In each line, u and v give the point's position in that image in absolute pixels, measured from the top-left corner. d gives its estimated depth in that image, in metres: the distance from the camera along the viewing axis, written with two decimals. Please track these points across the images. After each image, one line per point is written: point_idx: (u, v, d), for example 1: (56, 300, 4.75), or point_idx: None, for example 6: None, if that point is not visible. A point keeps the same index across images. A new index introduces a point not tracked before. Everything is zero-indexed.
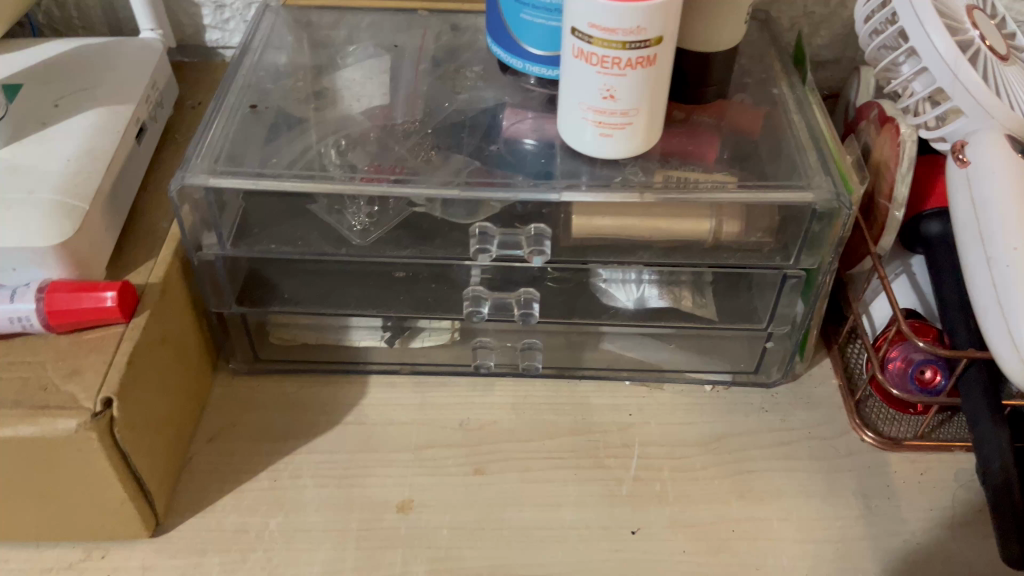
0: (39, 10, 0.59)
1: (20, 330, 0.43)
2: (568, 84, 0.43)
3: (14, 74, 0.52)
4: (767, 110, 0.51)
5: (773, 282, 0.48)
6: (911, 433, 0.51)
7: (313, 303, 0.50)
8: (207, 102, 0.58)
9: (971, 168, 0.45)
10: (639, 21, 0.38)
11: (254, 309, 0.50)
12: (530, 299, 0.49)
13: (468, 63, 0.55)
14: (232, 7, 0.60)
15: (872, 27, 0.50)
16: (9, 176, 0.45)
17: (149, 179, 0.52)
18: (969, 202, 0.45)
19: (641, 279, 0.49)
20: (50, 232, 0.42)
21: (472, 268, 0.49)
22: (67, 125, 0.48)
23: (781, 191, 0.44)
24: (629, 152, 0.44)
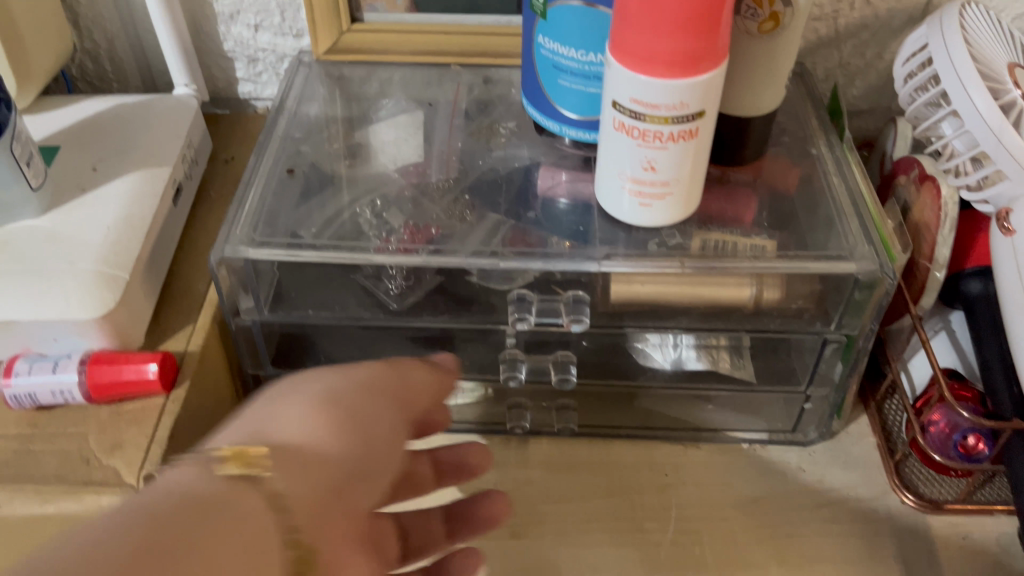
0: (73, 63, 0.60)
1: (62, 402, 0.43)
2: (608, 154, 0.43)
3: (54, 135, 0.52)
4: (806, 170, 0.51)
5: (815, 346, 0.48)
6: (953, 496, 0.50)
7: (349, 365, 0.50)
8: (240, 156, 0.59)
9: (1016, 237, 0.45)
10: (683, 98, 0.38)
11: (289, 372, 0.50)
12: (568, 363, 0.48)
13: (501, 118, 0.56)
14: (265, 61, 0.60)
15: (913, 88, 0.49)
16: (49, 245, 0.45)
17: (185, 239, 0.52)
18: (1014, 272, 0.44)
19: (679, 343, 0.49)
20: (90, 305, 0.42)
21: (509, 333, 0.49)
22: (107, 190, 0.48)
23: (823, 260, 0.44)
24: (668, 220, 0.44)
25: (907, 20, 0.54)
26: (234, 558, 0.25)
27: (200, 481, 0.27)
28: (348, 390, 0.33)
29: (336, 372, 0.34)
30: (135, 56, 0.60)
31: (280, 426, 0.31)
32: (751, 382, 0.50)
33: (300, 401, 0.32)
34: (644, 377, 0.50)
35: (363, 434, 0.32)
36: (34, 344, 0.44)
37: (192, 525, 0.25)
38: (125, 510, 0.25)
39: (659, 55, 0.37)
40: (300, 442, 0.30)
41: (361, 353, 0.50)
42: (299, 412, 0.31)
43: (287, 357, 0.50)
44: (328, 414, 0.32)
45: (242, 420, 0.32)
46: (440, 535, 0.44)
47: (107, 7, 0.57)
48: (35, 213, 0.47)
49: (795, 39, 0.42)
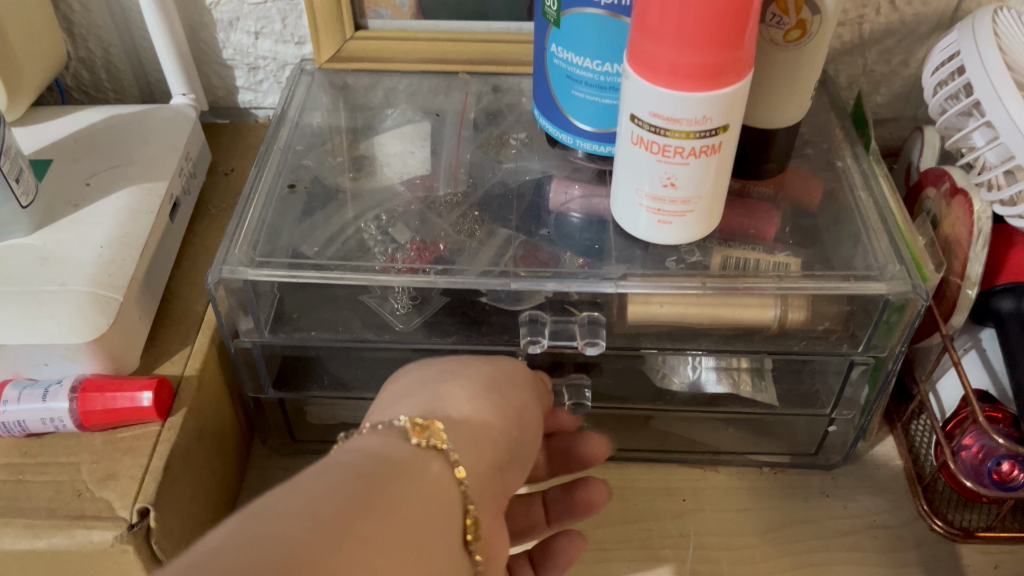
0: (67, 73, 0.58)
1: (53, 430, 0.41)
2: (624, 170, 0.41)
3: (48, 149, 0.51)
4: (830, 183, 0.49)
5: (842, 368, 0.45)
6: (987, 523, 0.48)
7: (352, 387, 0.48)
8: (240, 168, 0.57)
9: None
10: (705, 111, 0.36)
11: (290, 395, 0.48)
12: (581, 387, 0.46)
13: (511, 128, 0.54)
14: (265, 69, 0.58)
15: (943, 98, 0.47)
16: (40, 265, 0.43)
17: (182, 256, 0.50)
18: None
19: (699, 365, 0.46)
20: (82, 328, 0.41)
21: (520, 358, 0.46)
22: (101, 207, 0.47)
23: (851, 281, 0.42)
24: (688, 238, 0.42)
25: (934, 26, 0.53)
26: (434, 510, 0.28)
27: (386, 446, 0.30)
28: (491, 381, 0.37)
29: (478, 366, 0.38)
30: (132, 65, 0.58)
31: (447, 404, 0.34)
32: (773, 405, 0.48)
33: (457, 383, 0.36)
34: (664, 401, 0.49)
35: (515, 418, 0.36)
36: (25, 368, 0.42)
37: (402, 480, 0.27)
38: (338, 463, 0.27)
39: (683, 67, 0.35)
40: (459, 419, 0.34)
41: (366, 375, 0.48)
42: (456, 392, 0.35)
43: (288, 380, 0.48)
44: (484, 396, 0.35)
45: (397, 400, 0.35)
46: (540, 521, 0.46)
47: (103, 15, 0.55)
48: (25, 231, 0.45)
49: (823, 47, 0.41)
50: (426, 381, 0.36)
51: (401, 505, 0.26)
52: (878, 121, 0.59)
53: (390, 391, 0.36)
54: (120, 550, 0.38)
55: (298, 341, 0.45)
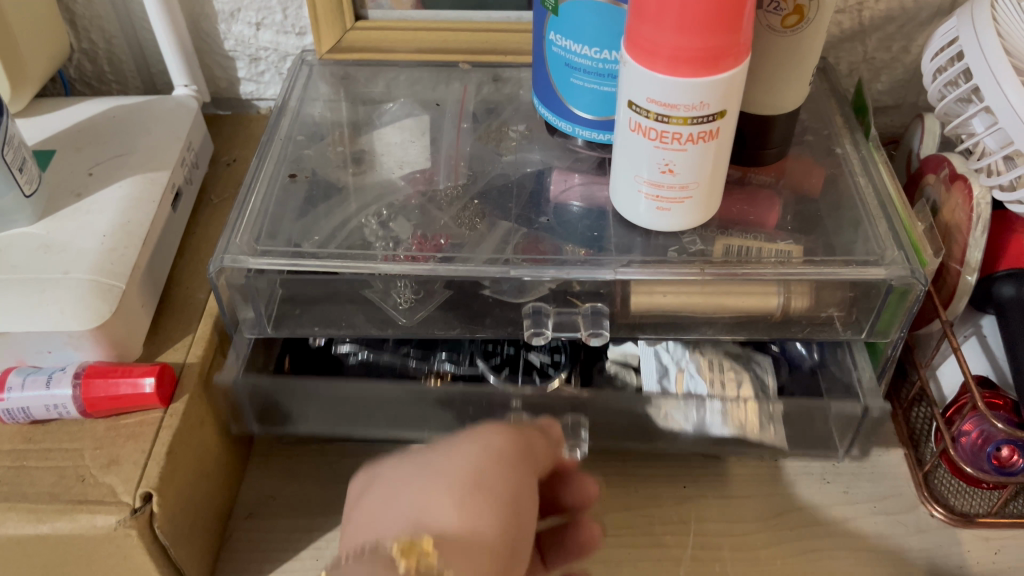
0: (70, 64, 0.58)
1: (57, 416, 0.42)
2: (623, 157, 0.41)
3: (50, 139, 0.51)
4: (831, 170, 0.49)
5: (852, 415, 0.46)
6: (984, 510, 0.48)
7: (346, 424, 0.48)
8: (243, 159, 0.57)
9: None
10: (702, 97, 0.36)
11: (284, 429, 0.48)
12: (579, 424, 0.47)
13: (510, 119, 0.54)
14: (267, 60, 0.59)
15: (943, 83, 0.47)
16: (44, 254, 0.44)
17: (184, 247, 0.51)
18: None
19: (703, 409, 0.46)
20: (85, 316, 0.41)
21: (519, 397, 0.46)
22: (104, 197, 0.47)
23: (852, 267, 0.42)
24: (687, 225, 0.42)
25: (935, 13, 0.53)
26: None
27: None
28: (472, 455, 0.33)
29: (460, 441, 0.34)
30: (134, 56, 0.58)
31: (430, 502, 0.31)
32: (782, 447, 0.48)
33: (435, 472, 0.32)
34: (664, 441, 0.48)
35: (515, 505, 0.31)
36: (29, 356, 0.43)
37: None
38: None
39: (683, 53, 0.35)
40: (442, 517, 0.30)
41: (359, 411, 0.48)
42: (435, 484, 0.31)
43: (273, 418, 0.48)
44: (475, 487, 0.31)
45: (382, 514, 0.32)
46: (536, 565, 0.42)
47: (105, 6, 0.55)
48: (28, 220, 0.45)
49: (820, 33, 0.41)
50: (406, 482, 0.32)
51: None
52: (879, 109, 0.59)
53: (376, 500, 0.33)
54: (123, 535, 0.38)
55: (297, 380, 0.46)
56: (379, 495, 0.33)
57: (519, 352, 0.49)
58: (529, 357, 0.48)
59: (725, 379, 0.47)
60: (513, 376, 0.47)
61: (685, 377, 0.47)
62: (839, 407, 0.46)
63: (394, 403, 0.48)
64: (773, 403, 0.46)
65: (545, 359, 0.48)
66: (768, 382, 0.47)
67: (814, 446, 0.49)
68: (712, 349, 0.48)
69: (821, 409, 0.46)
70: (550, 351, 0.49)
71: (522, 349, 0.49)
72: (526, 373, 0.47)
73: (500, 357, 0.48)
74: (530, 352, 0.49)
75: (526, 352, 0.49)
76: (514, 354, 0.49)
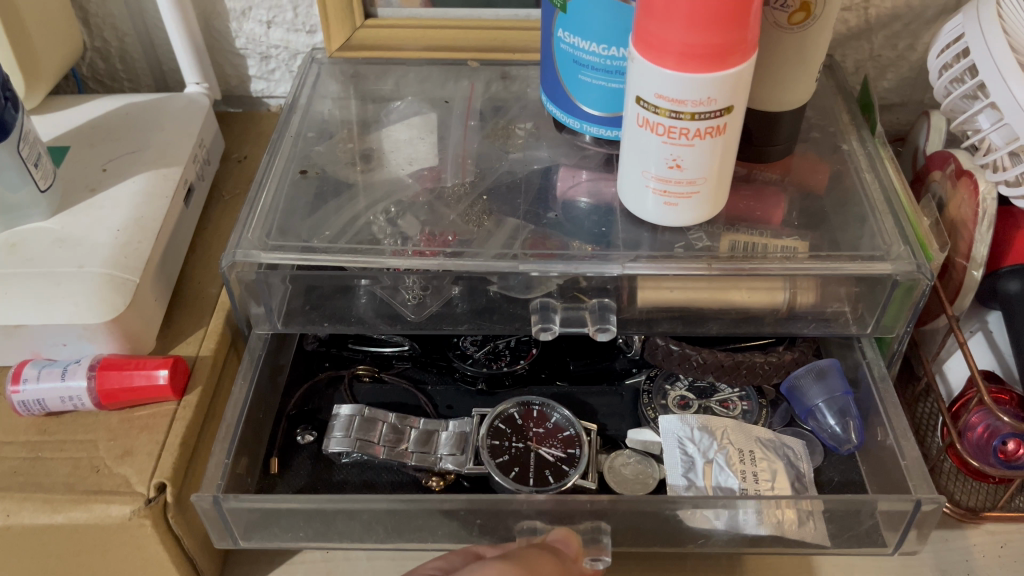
0: (83, 62, 0.59)
1: (72, 408, 0.42)
2: (630, 152, 0.41)
3: (63, 135, 0.52)
4: (837, 166, 0.49)
5: (902, 510, 0.39)
6: (989, 505, 0.47)
7: (329, 535, 0.42)
8: (253, 155, 0.58)
9: None
10: (709, 93, 0.36)
11: (263, 544, 0.42)
12: (598, 531, 0.40)
13: (518, 117, 0.54)
14: (278, 58, 0.59)
15: (949, 79, 0.47)
16: (59, 248, 0.44)
17: (196, 242, 0.51)
18: None
19: (735, 509, 0.39)
20: (100, 309, 0.41)
21: (524, 500, 0.40)
22: (118, 192, 0.48)
23: (859, 262, 0.42)
24: (695, 220, 0.43)
25: (940, 10, 0.53)
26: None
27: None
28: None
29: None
30: (146, 56, 0.59)
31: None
32: (823, 544, 0.41)
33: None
34: (695, 543, 0.41)
35: None
36: (44, 348, 0.43)
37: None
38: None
39: (698, 49, 0.35)
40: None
41: (347, 527, 0.42)
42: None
43: (253, 532, 0.42)
44: None
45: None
46: None
47: (118, 5, 0.56)
48: (43, 215, 0.46)
49: (828, 28, 0.41)
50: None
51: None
52: (885, 106, 0.59)
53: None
54: (138, 524, 0.39)
55: (271, 500, 0.40)
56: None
57: (528, 448, 0.45)
58: (543, 453, 0.44)
59: (758, 472, 0.43)
60: (527, 478, 0.43)
61: (715, 470, 0.44)
62: (888, 504, 0.39)
63: (386, 517, 0.41)
64: (811, 498, 0.39)
65: (558, 455, 0.44)
66: (803, 470, 0.44)
67: (865, 546, 0.41)
68: (741, 436, 0.45)
69: (869, 508, 0.39)
70: (564, 444, 0.45)
71: (533, 445, 0.45)
72: (541, 475, 0.43)
73: (512, 453, 0.44)
74: (545, 445, 0.45)
75: (535, 447, 0.45)
76: (526, 448, 0.45)
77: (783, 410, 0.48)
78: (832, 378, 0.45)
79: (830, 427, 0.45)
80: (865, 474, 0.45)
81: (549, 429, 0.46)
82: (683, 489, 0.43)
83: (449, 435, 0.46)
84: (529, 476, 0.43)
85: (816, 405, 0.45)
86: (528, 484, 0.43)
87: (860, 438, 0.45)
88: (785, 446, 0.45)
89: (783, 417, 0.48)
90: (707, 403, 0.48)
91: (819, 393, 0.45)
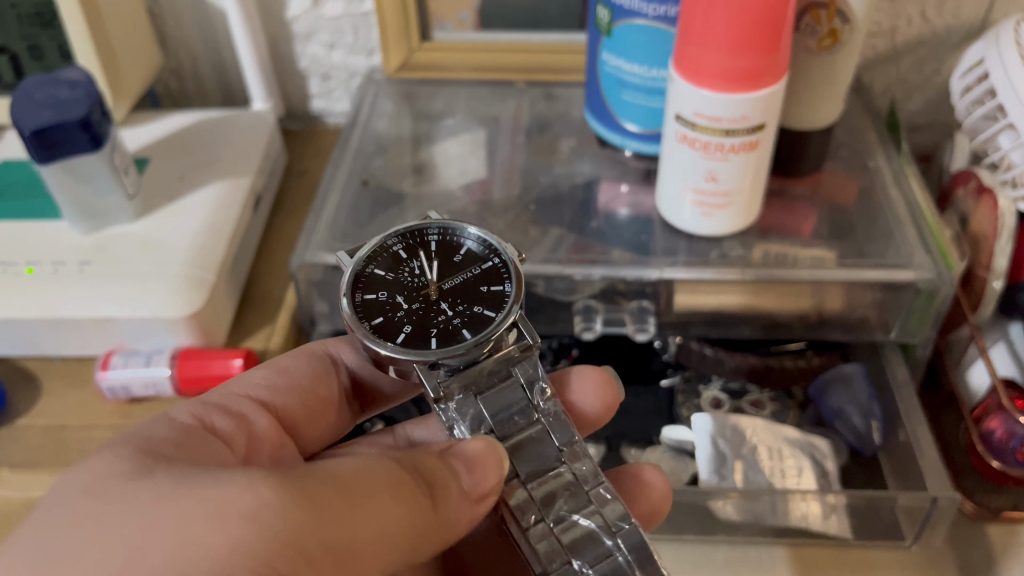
0: (159, 82, 0.64)
1: (154, 394, 0.47)
2: (670, 166, 0.44)
3: (143, 147, 0.56)
4: (864, 183, 0.52)
5: (920, 505, 0.41)
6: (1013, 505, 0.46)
7: None
8: (313, 169, 0.62)
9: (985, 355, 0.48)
10: (744, 110, 0.40)
11: None
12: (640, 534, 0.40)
13: (562, 134, 0.58)
14: (338, 79, 0.64)
15: (970, 99, 0.50)
16: (143, 249, 0.49)
17: (263, 247, 0.55)
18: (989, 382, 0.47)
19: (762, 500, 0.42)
20: (181, 305, 0.46)
21: None
22: (194, 199, 0.52)
23: (883, 270, 0.45)
24: (729, 229, 0.46)
25: (964, 36, 0.56)
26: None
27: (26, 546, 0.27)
28: (219, 496, 0.27)
29: (226, 506, 0.26)
30: (216, 76, 0.64)
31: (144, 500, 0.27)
32: (846, 537, 0.43)
33: (156, 502, 0.27)
34: (726, 532, 0.44)
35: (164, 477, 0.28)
36: (128, 340, 0.47)
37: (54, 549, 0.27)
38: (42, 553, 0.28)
39: (707, 69, 0.39)
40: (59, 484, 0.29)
41: None
42: (98, 467, 0.28)
43: None
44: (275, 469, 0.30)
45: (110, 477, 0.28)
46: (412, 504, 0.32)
47: (193, 30, 0.61)
48: (129, 219, 0.50)
49: (854, 53, 0.44)
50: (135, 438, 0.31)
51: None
52: (912, 128, 0.62)
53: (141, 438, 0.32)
54: None
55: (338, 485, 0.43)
56: (30, 521, 0.28)
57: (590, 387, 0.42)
58: (445, 281, 0.38)
59: (785, 468, 0.45)
60: (483, 317, 0.37)
61: (744, 466, 0.46)
62: (906, 500, 0.41)
63: None
64: (835, 493, 0.41)
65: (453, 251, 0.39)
66: (830, 468, 0.46)
67: (888, 539, 0.43)
68: (770, 435, 0.47)
69: (891, 503, 0.42)
70: (408, 245, 0.39)
71: (407, 299, 0.37)
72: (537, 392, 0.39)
73: (441, 314, 0.37)
74: (421, 275, 0.38)
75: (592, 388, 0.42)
76: (431, 301, 0.37)
77: (812, 411, 0.49)
78: (858, 384, 0.48)
79: (854, 426, 0.46)
80: (888, 474, 0.46)
81: (374, 267, 0.38)
82: (713, 482, 0.45)
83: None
84: (551, 411, 0.39)
85: (841, 407, 0.47)
86: (492, 310, 0.37)
87: (883, 439, 0.46)
88: (812, 445, 0.47)
89: (812, 418, 0.49)
90: (739, 403, 0.50)
91: (843, 397, 0.47)
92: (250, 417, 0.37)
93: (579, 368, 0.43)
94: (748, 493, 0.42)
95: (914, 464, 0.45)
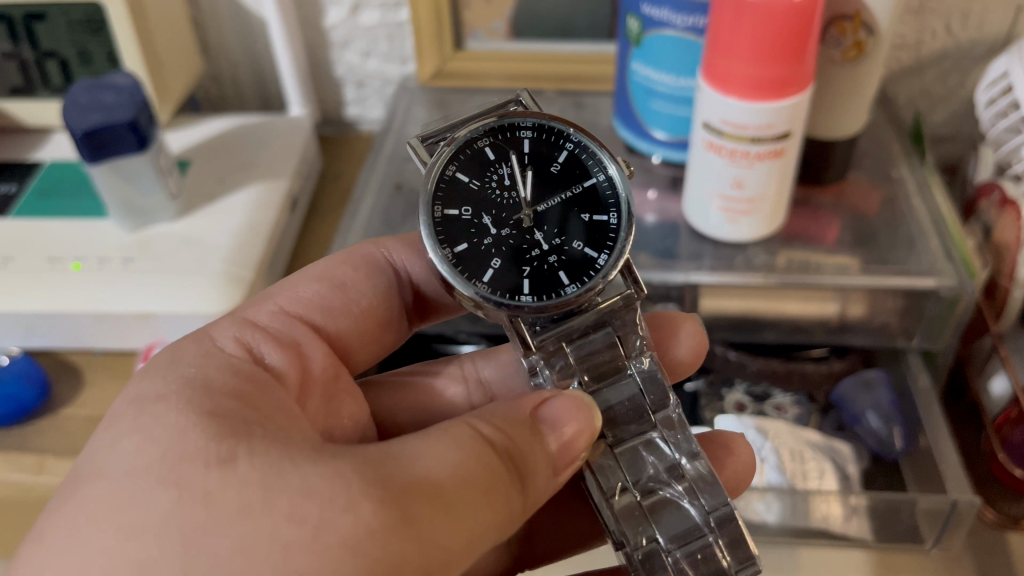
0: (199, 88, 0.66)
1: None
2: (698, 173, 0.46)
3: (187, 150, 0.58)
4: (888, 192, 0.53)
5: (939, 508, 0.42)
6: None
7: None
8: (346, 173, 0.64)
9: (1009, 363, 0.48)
10: (769, 118, 0.41)
11: None
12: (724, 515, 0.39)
13: None
14: (372, 86, 0.65)
15: (995, 112, 0.51)
16: (184, 247, 0.50)
17: (297, 249, 0.57)
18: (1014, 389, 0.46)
19: (782, 500, 0.43)
20: (219, 300, 0.47)
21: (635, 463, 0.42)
22: (234, 200, 0.54)
23: (905, 277, 0.46)
24: (754, 235, 0.47)
25: (989, 49, 0.56)
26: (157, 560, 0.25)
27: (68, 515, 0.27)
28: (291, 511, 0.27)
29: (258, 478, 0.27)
30: (255, 83, 0.66)
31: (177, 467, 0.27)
32: (867, 539, 0.44)
33: (244, 519, 0.26)
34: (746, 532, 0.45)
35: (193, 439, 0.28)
36: (167, 335, 0.49)
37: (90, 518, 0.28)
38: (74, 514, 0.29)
39: (734, 77, 0.40)
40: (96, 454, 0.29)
41: None
42: None
43: None
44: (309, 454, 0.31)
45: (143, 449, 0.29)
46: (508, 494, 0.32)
47: (235, 41, 0.63)
48: (171, 218, 0.52)
49: (878, 64, 0.45)
50: (194, 390, 0.31)
51: (224, 566, 0.25)
52: (936, 139, 0.62)
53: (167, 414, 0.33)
54: None
55: None
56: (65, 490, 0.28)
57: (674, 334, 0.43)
58: (540, 204, 0.38)
59: (807, 470, 0.46)
60: (582, 255, 0.37)
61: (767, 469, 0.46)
62: (926, 503, 0.42)
63: None
64: (855, 495, 0.42)
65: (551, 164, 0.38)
66: (851, 471, 0.46)
67: (908, 542, 0.44)
68: (791, 437, 0.47)
69: (910, 506, 0.42)
70: (498, 145, 0.38)
71: (495, 224, 0.37)
72: (631, 346, 0.39)
73: (536, 246, 0.37)
74: (513, 191, 0.38)
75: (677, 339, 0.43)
76: (524, 229, 0.37)
77: (833, 416, 0.50)
78: (880, 389, 0.49)
79: (876, 433, 0.47)
80: (909, 479, 0.47)
81: (458, 173, 0.37)
82: None
83: (695, 545, 0.37)
84: (645, 367, 0.39)
85: (864, 411, 0.48)
86: (593, 250, 0.37)
87: (905, 444, 0.47)
88: (834, 448, 0.47)
89: (834, 423, 0.50)
90: (762, 407, 0.50)
91: (867, 402, 0.48)
92: (305, 347, 0.38)
93: (669, 315, 0.43)
94: (769, 493, 0.43)
95: (934, 468, 0.45)
